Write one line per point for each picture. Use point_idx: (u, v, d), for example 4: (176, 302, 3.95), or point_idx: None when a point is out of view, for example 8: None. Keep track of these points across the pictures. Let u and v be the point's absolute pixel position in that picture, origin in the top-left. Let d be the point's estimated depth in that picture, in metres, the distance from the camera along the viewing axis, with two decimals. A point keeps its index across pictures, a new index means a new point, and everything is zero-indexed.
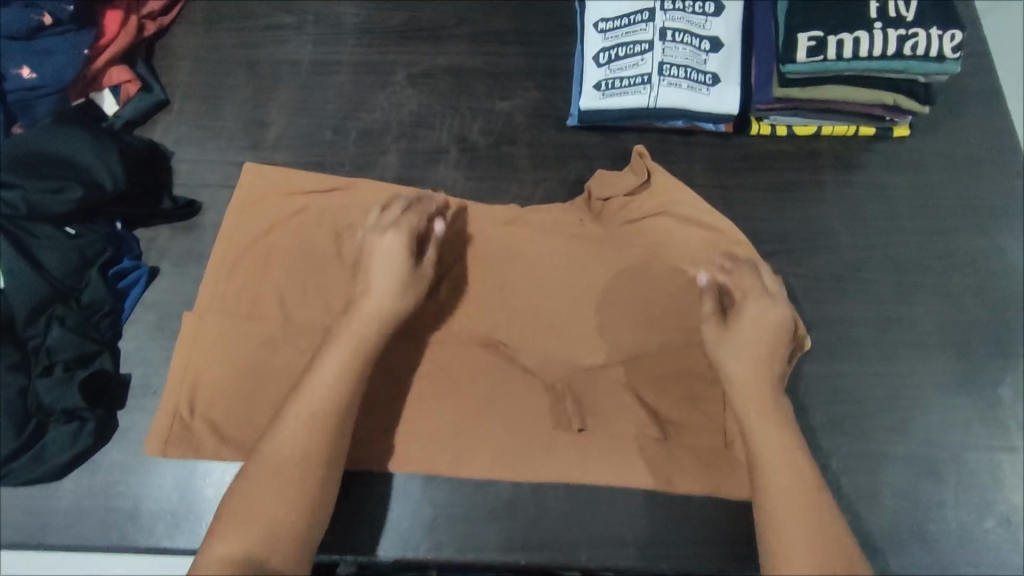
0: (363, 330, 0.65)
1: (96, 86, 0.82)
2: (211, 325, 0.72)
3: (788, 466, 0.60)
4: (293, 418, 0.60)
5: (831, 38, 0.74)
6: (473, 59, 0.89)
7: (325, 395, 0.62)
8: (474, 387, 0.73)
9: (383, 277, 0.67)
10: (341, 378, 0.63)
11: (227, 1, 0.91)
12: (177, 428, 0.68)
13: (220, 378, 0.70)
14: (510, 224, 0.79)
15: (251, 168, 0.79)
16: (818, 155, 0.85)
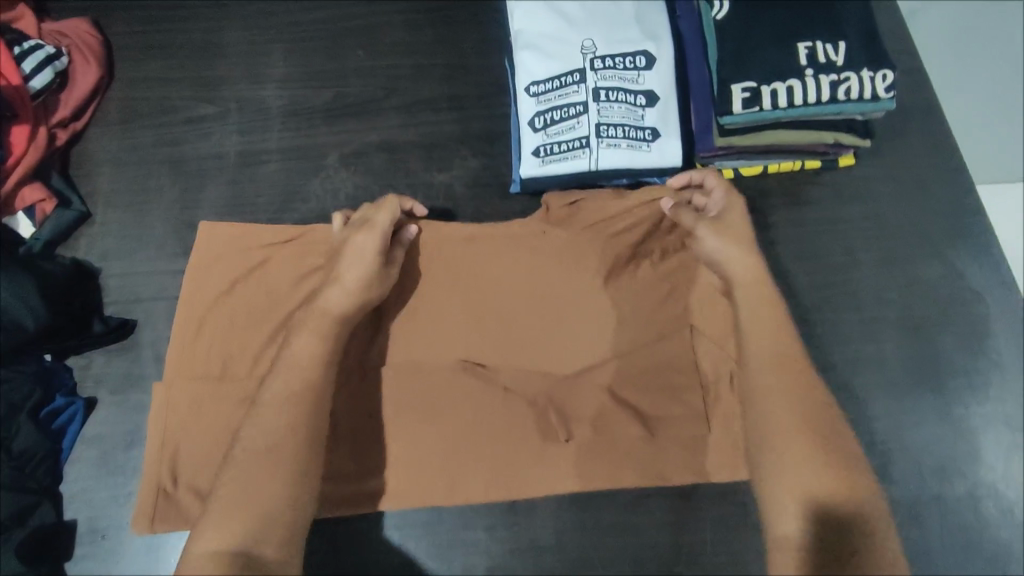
0: (326, 371, 0.63)
1: (8, 210, 0.76)
2: (182, 392, 0.71)
3: (802, 426, 0.57)
4: (255, 448, 0.57)
5: (765, 88, 0.72)
6: (407, 132, 0.86)
7: (279, 423, 0.58)
8: (450, 415, 0.71)
9: (354, 283, 0.67)
10: (300, 409, 0.60)
11: (142, 97, 0.87)
12: (161, 500, 0.67)
13: (200, 443, 0.69)
14: (471, 242, 0.76)
15: (205, 228, 0.76)
16: (767, 196, 0.84)
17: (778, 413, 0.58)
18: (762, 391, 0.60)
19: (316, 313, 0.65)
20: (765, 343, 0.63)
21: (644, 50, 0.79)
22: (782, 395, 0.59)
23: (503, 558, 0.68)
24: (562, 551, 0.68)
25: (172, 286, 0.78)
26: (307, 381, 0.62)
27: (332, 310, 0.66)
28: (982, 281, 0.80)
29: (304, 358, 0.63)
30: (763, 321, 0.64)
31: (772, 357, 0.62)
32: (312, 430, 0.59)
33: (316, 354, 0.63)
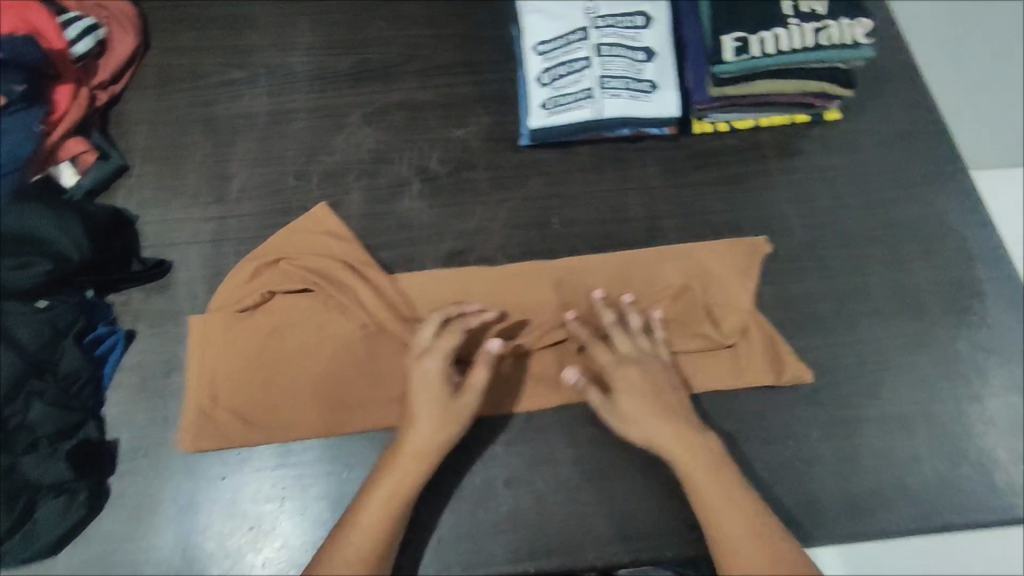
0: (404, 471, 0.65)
1: (52, 160, 0.82)
2: (221, 325, 0.75)
3: (744, 525, 0.64)
4: (348, 553, 0.62)
5: (753, 38, 0.79)
6: (425, 93, 0.92)
7: (371, 546, 0.62)
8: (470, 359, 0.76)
9: (425, 429, 0.66)
10: (394, 507, 0.64)
11: (178, 64, 0.93)
12: (203, 421, 0.72)
13: (236, 372, 0.74)
14: (502, 202, 0.85)
15: (319, 211, 0.81)
16: (760, 147, 0.90)
17: (726, 531, 0.64)
18: (710, 520, 0.65)
19: (408, 461, 0.65)
20: (711, 479, 0.66)
21: (642, 11, 0.86)
22: (744, 528, 0.63)
23: (521, 469, 0.71)
24: (575, 463, 0.72)
25: (206, 230, 0.83)
26: (385, 521, 0.63)
27: (417, 453, 0.65)
28: (962, 220, 0.86)
29: (384, 498, 0.64)
30: (700, 457, 0.66)
31: (714, 485, 0.65)
32: (391, 541, 0.63)
33: (382, 515, 0.63)
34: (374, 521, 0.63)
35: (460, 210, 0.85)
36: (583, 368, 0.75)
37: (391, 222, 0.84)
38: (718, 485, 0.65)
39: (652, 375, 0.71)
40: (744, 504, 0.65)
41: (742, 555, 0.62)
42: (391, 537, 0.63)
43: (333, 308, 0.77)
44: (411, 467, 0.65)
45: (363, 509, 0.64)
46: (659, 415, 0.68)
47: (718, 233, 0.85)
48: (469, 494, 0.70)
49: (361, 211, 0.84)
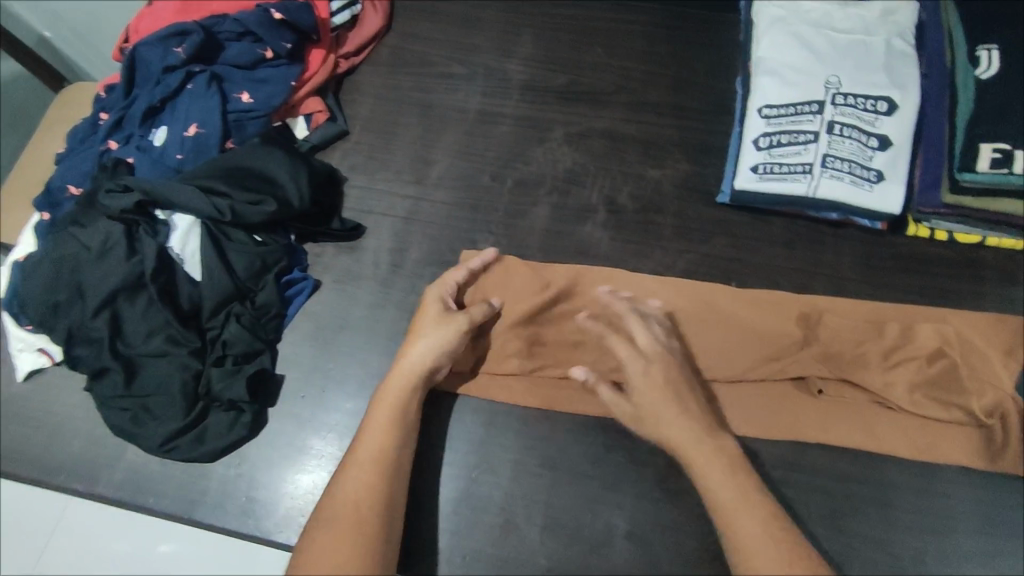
0: (404, 389, 0.68)
1: (293, 113, 0.92)
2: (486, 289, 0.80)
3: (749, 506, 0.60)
4: (359, 461, 0.63)
5: (1019, 153, 0.72)
6: (630, 126, 0.92)
7: (384, 457, 0.64)
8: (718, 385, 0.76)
9: (421, 345, 0.70)
10: (400, 425, 0.66)
11: (411, 49, 1.00)
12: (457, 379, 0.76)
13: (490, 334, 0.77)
14: (684, 253, 0.84)
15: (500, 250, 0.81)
16: (979, 266, 0.81)
17: (707, 476, 0.62)
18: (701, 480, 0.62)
19: (401, 380, 0.69)
20: (683, 425, 0.65)
21: (888, 96, 0.80)
22: (729, 479, 0.61)
23: (644, 527, 0.69)
24: (702, 539, 0.68)
25: (400, 206, 0.88)
26: (390, 441, 0.65)
27: (413, 368, 0.69)
28: None
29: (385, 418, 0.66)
30: (688, 417, 0.66)
31: (687, 434, 0.64)
32: (400, 467, 0.64)
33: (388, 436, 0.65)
34: (380, 440, 0.65)
35: (639, 251, 0.84)
36: (814, 415, 0.74)
37: (570, 244, 0.85)
38: (684, 414, 0.66)
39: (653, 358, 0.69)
40: (737, 472, 0.62)
41: (723, 499, 0.60)
42: (401, 459, 0.65)
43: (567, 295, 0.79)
44: (408, 384, 0.69)
45: (368, 430, 0.66)
46: (680, 413, 0.66)
47: None
48: (587, 536, 0.69)
49: (543, 226, 0.86)
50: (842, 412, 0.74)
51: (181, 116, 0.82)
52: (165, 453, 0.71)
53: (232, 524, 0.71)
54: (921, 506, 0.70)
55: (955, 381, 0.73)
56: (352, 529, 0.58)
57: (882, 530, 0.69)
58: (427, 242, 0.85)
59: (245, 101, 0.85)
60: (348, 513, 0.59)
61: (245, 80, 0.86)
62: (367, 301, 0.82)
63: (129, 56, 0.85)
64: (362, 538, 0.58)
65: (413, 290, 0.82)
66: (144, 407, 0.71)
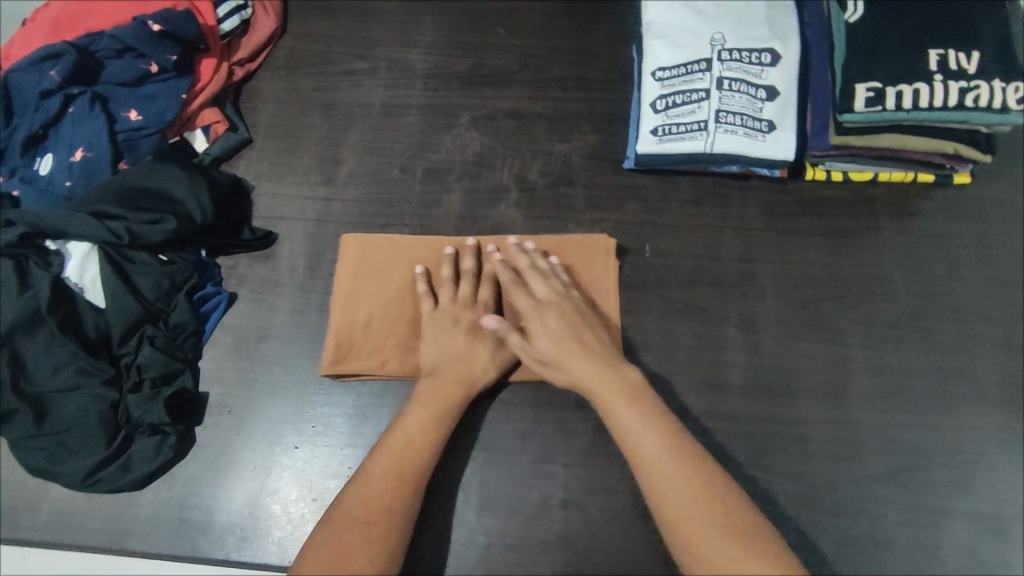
0: (454, 391, 0.69)
1: (189, 125, 0.89)
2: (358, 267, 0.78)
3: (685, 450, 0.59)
4: (382, 472, 0.62)
5: (890, 90, 0.75)
6: (534, 104, 0.93)
7: (407, 469, 0.63)
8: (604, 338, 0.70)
9: (455, 338, 0.72)
10: (441, 425, 0.67)
11: (308, 50, 0.99)
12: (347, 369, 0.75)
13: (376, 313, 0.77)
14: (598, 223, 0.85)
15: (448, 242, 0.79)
16: (875, 202, 0.84)
17: (617, 395, 0.64)
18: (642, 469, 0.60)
19: (449, 379, 0.69)
20: (636, 389, 0.64)
21: (771, 48, 0.83)
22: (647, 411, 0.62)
23: (578, 493, 0.71)
24: (634, 496, 0.70)
25: (312, 209, 0.87)
26: (414, 451, 0.65)
27: (460, 377, 0.70)
28: None
29: (452, 379, 0.69)
30: (633, 398, 0.63)
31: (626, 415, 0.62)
32: (420, 480, 0.63)
33: (484, 353, 0.71)
34: (405, 454, 0.64)
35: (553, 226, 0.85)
36: (731, 365, 0.77)
37: (485, 227, 0.85)
38: (551, 332, 0.69)
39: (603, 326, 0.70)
40: (689, 458, 0.59)
41: (643, 427, 0.61)
42: (422, 477, 0.63)
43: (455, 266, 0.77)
44: (448, 395, 0.69)
45: (469, 354, 0.71)
46: (585, 363, 0.67)
47: (811, 286, 0.81)
48: (523, 508, 0.70)
49: (457, 212, 0.86)
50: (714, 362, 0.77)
51: (66, 142, 0.79)
52: (89, 487, 0.70)
53: (167, 548, 0.70)
54: (837, 436, 0.73)
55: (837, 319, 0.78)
56: (368, 531, 0.58)
57: (801, 464, 0.72)
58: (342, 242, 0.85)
59: (133, 118, 0.82)
60: (392, 477, 0.62)
61: (131, 98, 0.83)
62: (287, 309, 0.81)
63: (3, 84, 0.82)
64: (385, 535, 0.58)
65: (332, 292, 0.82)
66: (61, 444, 0.69)
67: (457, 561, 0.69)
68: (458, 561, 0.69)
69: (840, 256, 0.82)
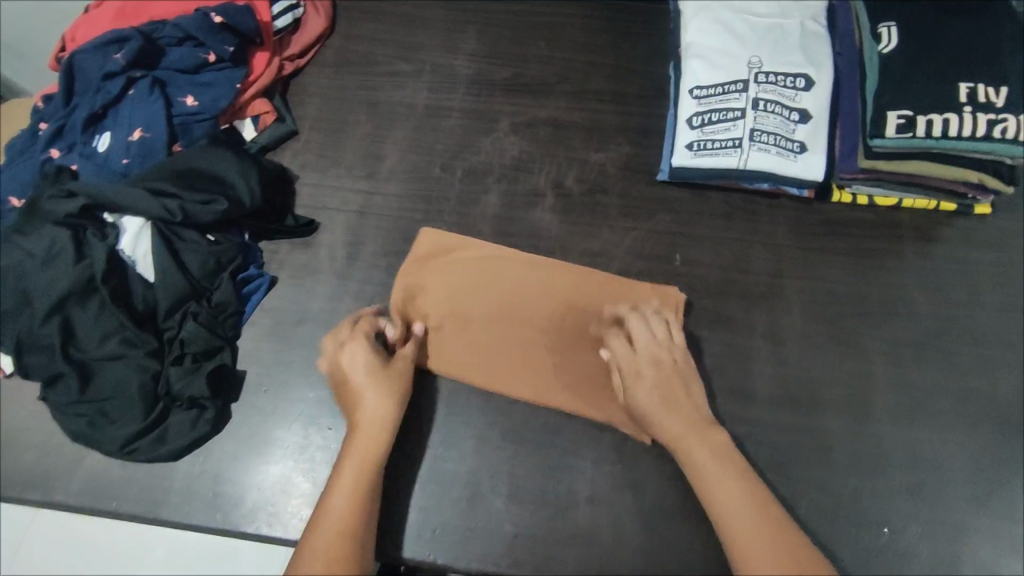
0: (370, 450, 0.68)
1: (240, 114, 0.92)
2: (438, 251, 0.84)
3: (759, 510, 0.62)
4: (318, 557, 0.60)
5: (921, 118, 0.78)
6: (572, 114, 0.96)
7: (346, 545, 0.61)
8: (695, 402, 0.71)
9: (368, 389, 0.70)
10: (364, 492, 0.65)
11: (356, 50, 1.03)
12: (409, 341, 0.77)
13: (438, 291, 0.81)
14: (631, 230, 0.88)
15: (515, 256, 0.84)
16: (898, 227, 0.87)
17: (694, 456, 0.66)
18: (709, 491, 0.65)
19: (371, 439, 0.68)
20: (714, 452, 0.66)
21: (805, 74, 0.86)
22: (726, 471, 0.65)
23: (605, 488, 0.72)
24: (660, 495, 0.72)
25: (353, 201, 0.90)
26: (347, 523, 0.63)
27: (373, 434, 0.68)
28: None
29: (369, 437, 0.68)
30: (708, 444, 0.67)
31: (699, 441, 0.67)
32: (360, 555, 0.62)
33: (387, 401, 0.70)
34: (337, 530, 0.62)
35: (587, 231, 0.88)
36: (756, 374, 0.79)
37: (521, 228, 0.88)
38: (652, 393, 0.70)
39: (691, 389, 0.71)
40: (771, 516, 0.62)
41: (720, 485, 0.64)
42: (360, 551, 0.62)
43: (575, 286, 0.81)
44: (367, 453, 0.67)
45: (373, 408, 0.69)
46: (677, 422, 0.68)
47: (836, 303, 0.83)
48: (549, 500, 0.72)
49: (495, 213, 0.89)
50: (740, 371, 0.79)
51: (124, 122, 0.82)
52: (126, 455, 0.71)
53: (199, 519, 0.71)
54: (858, 448, 0.75)
55: (859, 336, 0.81)
56: None
57: (823, 474, 0.74)
58: (382, 234, 0.87)
59: (189, 104, 0.85)
60: (328, 554, 0.60)
61: (188, 84, 0.87)
62: (325, 295, 0.83)
63: (67, 64, 0.84)
64: None
65: (370, 280, 0.84)
66: (102, 411, 0.71)
67: (484, 547, 0.70)
68: (485, 547, 0.70)
69: (864, 275, 0.85)
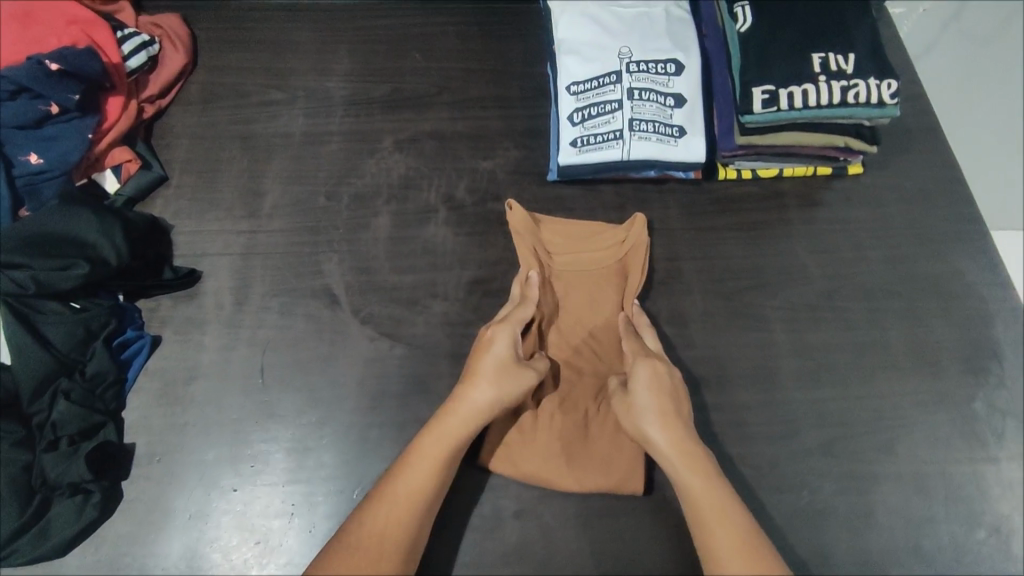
0: (461, 432, 0.65)
1: (98, 166, 0.85)
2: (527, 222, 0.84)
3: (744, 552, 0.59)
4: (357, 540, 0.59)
5: (782, 91, 0.80)
6: (456, 124, 0.95)
7: (393, 531, 0.60)
8: (692, 462, 0.65)
9: (487, 381, 0.67)
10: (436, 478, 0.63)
11: (223, 84, 0.98)
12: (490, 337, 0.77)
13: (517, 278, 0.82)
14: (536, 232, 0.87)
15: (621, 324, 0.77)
16: (782, 196, 0.90)
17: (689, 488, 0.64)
18: (696, 505, 0.63)
19: (468, 417, 0.65)
20: (705, 485, 0.63)
21: (675, 59, 0.88)
22: (716, 502, 0.62)
23: (531, 501, 0.72)
24: (584, 498, 0.72)
25: (236, 243, 0.85)
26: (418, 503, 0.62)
27: (477, 412, 0.66)
28: (980, 279, 0.86)
29: (467, 417, 0.66)
30: (702, 477, 0.64)
31: (705, 488, 0.63)
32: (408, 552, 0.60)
33: (496, 389, 0.66)
34: (386, 518, 0.60)
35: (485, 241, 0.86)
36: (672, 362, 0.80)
37: (416, 247, 0.85)
38: (660, 423, 0.67)
39: (678, 430, 0.66)
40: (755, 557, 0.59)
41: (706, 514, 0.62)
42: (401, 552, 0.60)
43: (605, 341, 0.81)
44: (465, 427, 0.65)
45: (474, 396, 0.66)
46: (675, 453, 0.65)
47: (733, 278, 0.85)
48: (475, 524, 0.71)
49: (388, 234, 0.86)
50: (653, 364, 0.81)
51: None
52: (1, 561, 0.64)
53: None
54: (770, 417, 0.77)
55: (758, 307, 0.83)
56: None
57: (738, 448, 0.76)
58: (270, 273, 0.83)
59: (33, 162, 0.80)
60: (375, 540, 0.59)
61: (32, 141, 0.81)
62: (216, 347, 0.78)
63: None
64: None
65: (263, 324, 0.79)
66: None
67: None
68: None
69: (756, 248, 0.87)
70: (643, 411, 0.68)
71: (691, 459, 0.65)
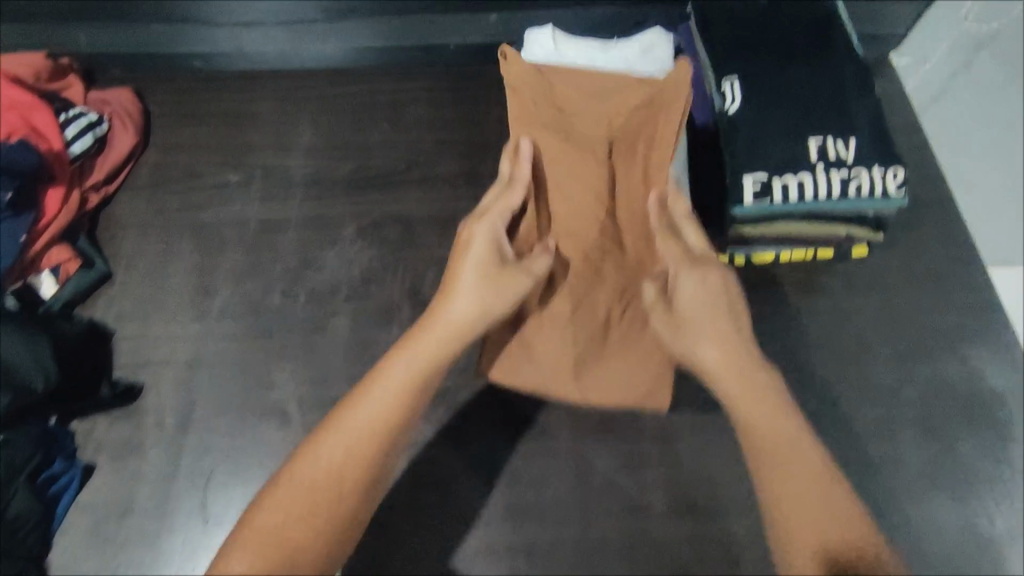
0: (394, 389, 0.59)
1: (33, 268, 0.79)
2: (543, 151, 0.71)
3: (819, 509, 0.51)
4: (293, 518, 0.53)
5: (776, 181, 0.73)
6: (424, 206, 0.88)
7: (324, 487, 0.55)
8: (784, 442, 0.55)
9: (431, 337, 0.62)
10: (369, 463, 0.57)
11: (176, 165, 0.91)
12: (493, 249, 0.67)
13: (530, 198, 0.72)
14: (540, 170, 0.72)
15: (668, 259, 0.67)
16: (779, 282, 0.82)
17: (787, 466, 0.54)
18: (778, 473, 0.54)
19: (397, 389, 0.59)
20: (806, 472, 0.53)
21: None
22: (826, 496, 0.52)
23: None
24: None
25: (181, 351, 0.78)
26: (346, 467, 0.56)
27: (411, 380, 0.60)
28: (1003, 379, 0.77)
29: (399, 382, 0.60)
30: (797, 464, 0.54)
31: (806, 467, 0.53)
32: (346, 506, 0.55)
33: (431, 349, 0.62)
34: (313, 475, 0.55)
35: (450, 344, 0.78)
36: None
37: (376, 352, 0.78)
38: (755, 402, 0.58)
39: (767, 413, 0.57)
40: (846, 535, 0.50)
41: (797, 472, 0.53)
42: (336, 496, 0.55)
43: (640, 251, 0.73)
44: (402, 382, 0.60)
45: (409, 350, 0.61)
46: (764, 424, 0.57)
47: None
48: None
49: (346, 337, 0.79)
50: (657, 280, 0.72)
51: None
52: None
53: None
54: None
55: None
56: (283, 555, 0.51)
57: None
58: (217, 386, 0.76)
59: None
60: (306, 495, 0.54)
61: None
62: (153, 476, 0.71)
63: None
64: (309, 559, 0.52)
65: (207, 447, 0.72)
66: None
67: None
68: None
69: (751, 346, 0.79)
70: (722, 380, 0.60)
71: (789, 447, 0.55)
